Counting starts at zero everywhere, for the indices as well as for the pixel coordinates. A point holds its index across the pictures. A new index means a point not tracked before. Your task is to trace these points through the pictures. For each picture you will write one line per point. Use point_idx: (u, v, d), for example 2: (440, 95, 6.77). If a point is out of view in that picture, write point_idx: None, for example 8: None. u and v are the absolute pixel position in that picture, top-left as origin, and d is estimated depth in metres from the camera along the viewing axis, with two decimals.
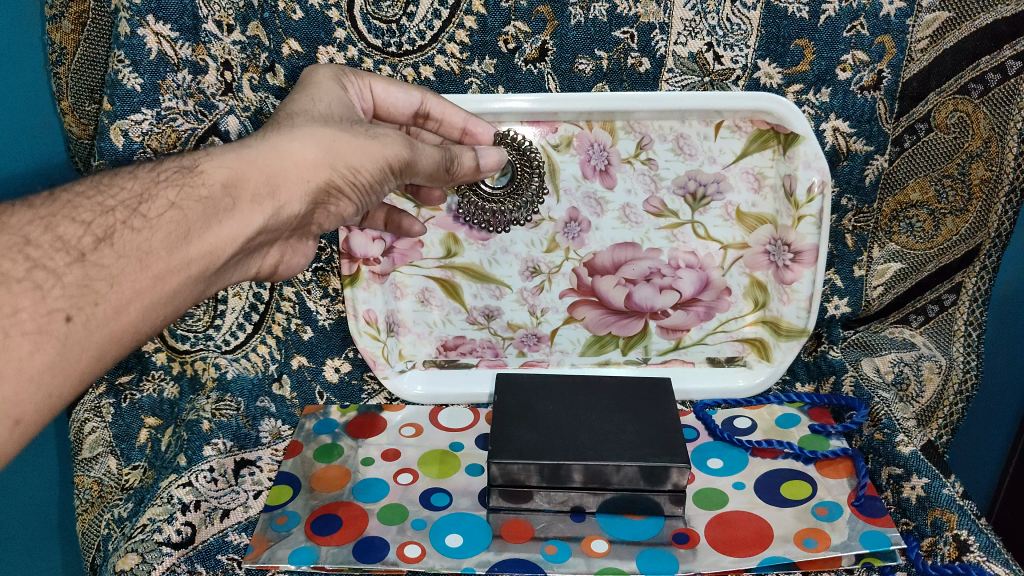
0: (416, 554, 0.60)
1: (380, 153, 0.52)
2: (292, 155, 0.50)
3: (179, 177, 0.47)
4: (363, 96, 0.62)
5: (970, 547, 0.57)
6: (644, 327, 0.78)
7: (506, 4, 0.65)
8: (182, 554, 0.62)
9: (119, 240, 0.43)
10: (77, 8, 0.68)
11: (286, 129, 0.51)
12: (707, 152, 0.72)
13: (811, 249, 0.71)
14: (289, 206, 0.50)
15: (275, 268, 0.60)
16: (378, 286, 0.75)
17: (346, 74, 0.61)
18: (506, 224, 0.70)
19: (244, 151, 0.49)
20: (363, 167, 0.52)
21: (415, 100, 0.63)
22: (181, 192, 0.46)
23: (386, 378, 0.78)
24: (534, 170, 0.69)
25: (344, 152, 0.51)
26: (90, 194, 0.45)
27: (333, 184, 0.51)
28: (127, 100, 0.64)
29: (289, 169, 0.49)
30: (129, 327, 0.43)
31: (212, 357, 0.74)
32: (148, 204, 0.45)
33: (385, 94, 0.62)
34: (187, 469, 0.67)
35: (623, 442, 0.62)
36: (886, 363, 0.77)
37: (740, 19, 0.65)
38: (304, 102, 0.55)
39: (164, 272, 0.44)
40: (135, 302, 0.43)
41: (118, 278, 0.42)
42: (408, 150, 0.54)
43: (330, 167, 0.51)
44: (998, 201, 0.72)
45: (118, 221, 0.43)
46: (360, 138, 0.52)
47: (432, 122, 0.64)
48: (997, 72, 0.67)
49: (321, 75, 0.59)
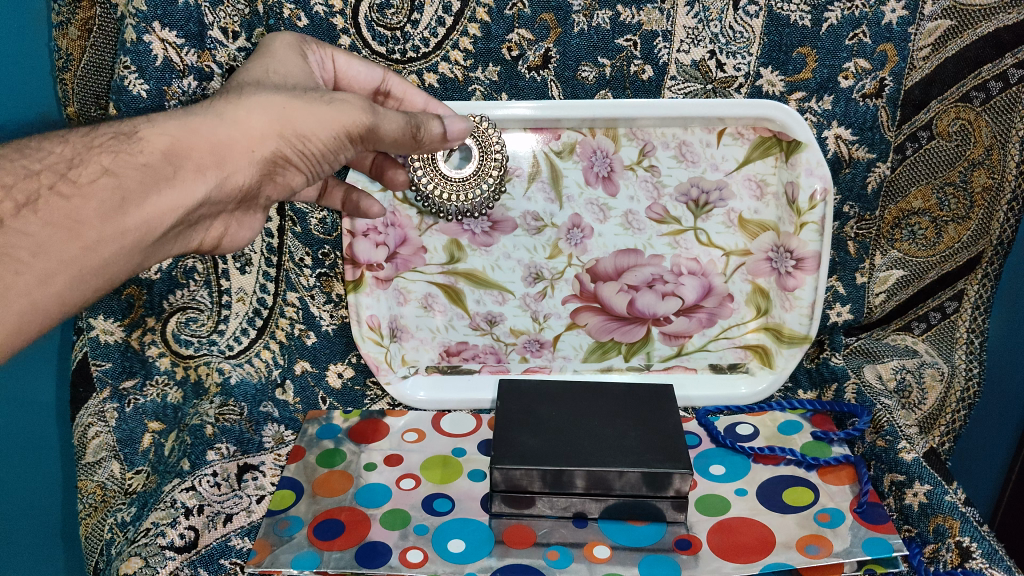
0: (418, 559, 0.60)
1: (335, 119, 0.49)
2: (242, 127, 0.47)
3: (114, 143, 0.45)
4: (324, 66, 0.60)
5: (972, 553, 0.58)
6: (646, 333, 0.78)
7: (510, 12, 0.65)
8: (185, 558, 0.62)
9: (45, 206, 0.42)
10: (84, 14, 0.69)
11: (235, 98, 0.48)
12: (710, 159, 0.72)
13: (813, 255, 0.71)
14: (234, 178, 0.48)
15: (219, 241, 0.57)
16: (381, 291, 0.76)
17: (308, 42, 0.58)
18: (454, 215, 0.70)
19: (186, 118, 0.47)
20: (314, 135, 0.49)
21: (376, 76, 0.62)
22: (116, 158, 0.44)
23: (388, 384, 0.77)
24: (494, 168, 0.69)
25: (296, 120, 0.49)
26: (14, 157, 0.44)
27: (281, 155, 0.49)
28: (133, 105, 0.65)
29: (236, 142, 0.47)
30: (55, 298, 0.42)
31: (214, 362, 0.76)
32: (79, 170, 0.43)
33: (346, 65, 0.61)
34: (190, 474, 0.68)
35: (625, 448, 0.62)
36: (888, 371, 0.76)
37: (742, 27, 0.66)
38: (257, 72, 0.53)
39: (98, 242, 0.43)
40: (60, 272, 0.42)
41: (43, 246, 0.41)
42: (368, 115, 0.51)
43: (279, 136, 0.48)
44: (999, 209, 0.72)
45: (45, 186, 0.42)
46: (314, 105, 0.49)
47: (392, 101, 0.63)
48: (999, 80, 0.67)
49: (279, 43, 0.57)
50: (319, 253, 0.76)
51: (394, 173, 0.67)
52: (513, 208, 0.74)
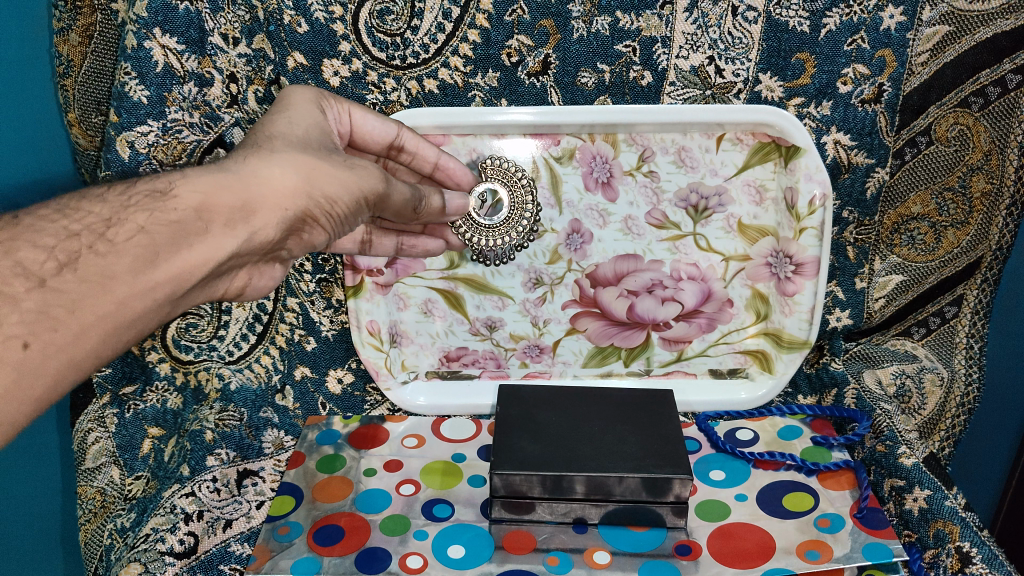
0: (418, 565, 0.60)
1: (356, 185, 0.51)
2: (271, 182, 0.48)
3: (149, 202, 0.45)
4: (340, 120, 0.60)
5: (973, 559, 0.58)
6: (645, 338, 0.78)
7: (509, 18, 0.65)
8: (184, 564, 0.63)
9: (83, 265, 0.41)
10: (84, 21, 0.68)
11: (266, 154, 0.49)
12: (709, 165, 0.72)
13: (813, 261, 0.71)
14: (264, 232, 0.48)
15: (241, 289, 0.57)
16: (381, 297, 0.75)
17: (326, 97, 0.59)
18: (494, 260, 0.72)
19: (218, 175, 0.46)
20: (340, 198, 0.50)
21: (391, 132, 0.63)
22: (150, 216, 0.44)
23: (388, 389, 0.78)
24: (527, 197, 0.71)
25: (322, 180, 0.49)
26: (54, 218, 0.43)
27: (309, 213, 0.49)
28: (133, 112, 0.65)
29: (265, 198, 0.47)
30: (91, 353, 0.41)
31: (215, 367, 0.75)
32: (116, 229, 0.43)
33: (362, 121, 0.61)
34: (190, 479, 0.68)
35: (625, 454, 0.62)
36: (888, 376, 0.77)
37: (740, 33, 0.65)
38: (281, 125, 0.53)
39: (129, 297, 0.42)
40: (96, 327, 0.41)
41: (79, 304, 0.40)
42: (383, 184, 0.54)
43: (306, 196, 0.49)
44: (998, 215, 0.72)
45: (83, 246, 0.41)
46: (338, 169, 0.51)
47: (404, 155, 0.64)
48: (998, 85, 0.67)
49: (299, 98, 0.57)
50: (319, 259, 0.74)
51: (446, 232, 0.71)
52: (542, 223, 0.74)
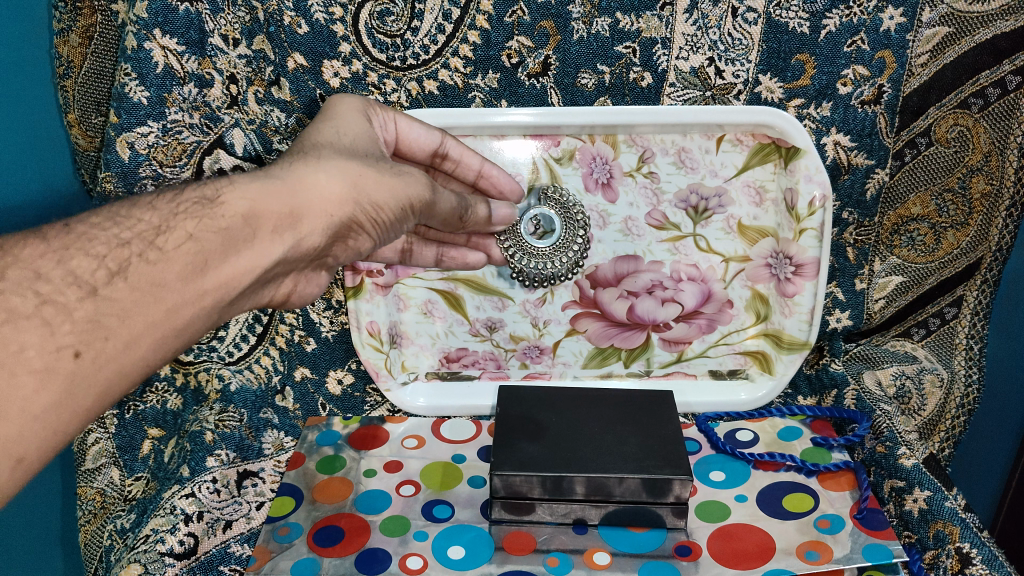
0: (418, 566, 0.60)
1: (403, 192, 0.53)
2: (318, 189, 0.49)
3: (198, 209, 0.45)
4: (386, 128, 0.60)
5: (972, 560, 0.59)
6: (645, 339, 0.79)
7: (509, 19, 0.65)
8: (183, 565, 0.63)
9: (133, 273, 0.41)
10: (84, 22, 0.68)
11: (314, 159, 0.50)
12: (709, 166, 0.72)
13: (813, 262, 0.71)
14: (310, 238, 0.48)
15: (286, 297, 0.57)
16: (382, 297, 0.75)
17: (372, 106, 0.60)
18: (540, 280, 0.73)
19: (268, 181, 0.47)
20: (385, 205, 0.52)
21: (436, 140, 0.63)
22: (199, 223, 0.44)
23: (388, 390, 0.78)
24: (579, 232, 0.72)
25: (369, 189, 0.51)
26: (106, 225, 0.43)
27: (355, 220, 0.51)
28: (133, 112, 0.65)
29: (313, 205, 0.48)
30: (140, 361, 0.42)
31: (215, 368, 0.75)
32: (165, 236, 0.43)
33: (408, 129, 0.61)
34: (189, 480, 0.68)
35: (625, 455, 0.62)
36: (888, 377, 0.77)
37: (740, 34, 0.65)
38: (328, 134, 0.55)
39: (178, 305, 0.43)
40: (145, 335, 0.41)
41: (129, 313, 0.41)
42: (430, 192, 0.55)
43: (354, 204, 0.50)
44: (998, 215, 0.72)
45: (133, 254, 0.42)
46: (384, 175, 0.52)
47: (449, 162, 0.65)
48: (998, 86, 0.67)
49: (345, 106, 0.59)
50: None
51: (489, 245, 0.72)
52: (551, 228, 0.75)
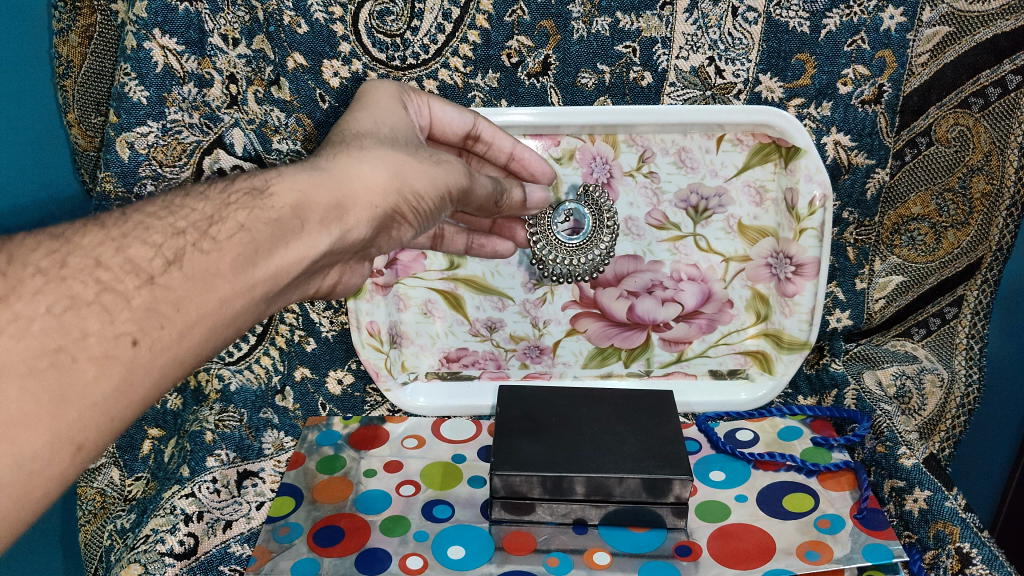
0: (418, 566, 0.60)
1: (442, 181, 0.52)
2: (361, 178, 0.47)
3: (249, 199, 0.43)
4: (420, 113, 0.62)
5: (973, 560, 0.58)
6: (645, 339, 0.78)
7: (509, 19, 0.65)
8: (183, 565, 0.63)
9: (188, 262, 0.40)
10: (84, 21, 0.68)
11: (357, 151, 0.49)
12: (709, 165, 0.72)
13: (813, 262, 0.71)
14: (355, 230, 0.47)
15: (332, 287, 0.56)
16: (382, 297, 0.75)
17: (407, 91, 0.61)
18: (563, 278, 0.72)
19: (315, 172, 0.46)
20: (426, 194, 0.51)
21: (468, 122, 0.64)
22: (250, 214, 0.43)
23: (388, 390, 0.78)
24: (607, 235, 0.72)
25: (411, 177, 0.50)
26: (161, 214, 0.42)
27: (399, 211, 0.49)
28: (133, 112, 0.65)
29: (358, 194, 0.47)
30: (193, 353, 0.40)
31: (215, 367, 0.75)
32: (219, 226, 0.42)
33: (441, 112, 0.62)
34: (189, 480, 0.68)
35: (626, 455, 0.62)
36: (888, 377, 0.77)
37: (740, 33, 0.65)
38: (366, 123, 0.54)
39: (231, 296, 0.41)
40: (199, 326, 0.40)
41: (185, 301, 0.39)
42: (467, 179, 0.55)
43: (397, 192, 0.49)
44: (998, 215, 0.72)
45: (188, 243, 0.41)
46: (424, 165, 0.51)
47: (481, 144, 0.66)
48: (998, 86, 0.67)
49: (381, 92, 0.59)
50: None
51: (514, 229, 0.72)
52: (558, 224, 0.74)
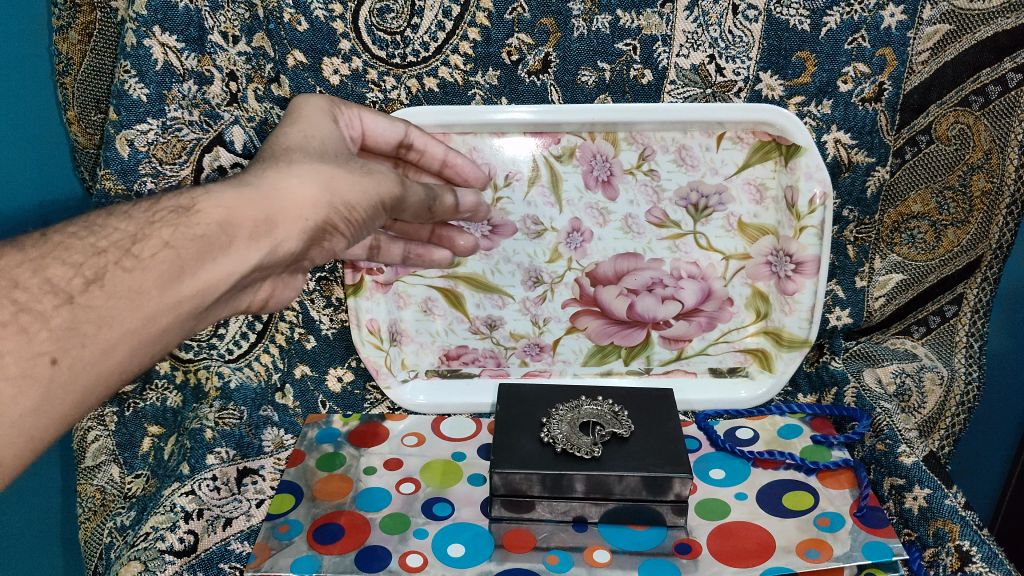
0: (418, 563, 0.60)
1: (374, 190, 0.51)
2: (289, 193, 0.48)
3: (175, 217, 0.45)
4: (352, 125, 0.60)
5: (972, 558, 0.58)
6: (645, 337, 0.78)
7: (509, 17, 0.65)
8: (184, 562, 0.62)
9: (110, 281, 0.42)
10: (84, 19, 0.68)
11: (284, 164, 0.49)
12: (709, 163, 0.72)
13: (813, 259, 0.71)
14: (286, 244, 0.49)
15: (265, 302, 0.59)
16: (381, 295, 0.75)
17: (337, 104, 0.59)
18: (604, 317, 0.78)
19: (244, 188, 0.47)
20: (358, 204, 0.51)
21: (400, 131, 0.62)
22: (176, 231, 0.44)
23: (388, 387, 0.78)
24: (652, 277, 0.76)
25: (342, 188, 0.50)
26: (82, 234, 0.44)
27: (330, 223, 0.50)
28: (132, 109, 0.65)
29: (287, 209, 0.48)
30: (116, 368, 0.42)
31: (214, 365, 0.75)
32: (142, 244, 0.43)
33: (372, 124, 0.61)
34: (189, 478, 0.68)
35: (627, 452, 0.62)
36: (888, 375, 0.77)
37: (741, 31, 0.65)
38: (295, 138, 0.53)
39: (157, 312, 0.43)
40: (122, 344, 0.42)
41: (107, 319, 0.41)
42: (400, 186, 0.53)
43: (328, 205, 0.49)
44: (998, 213, 0.72)
45: (110, 262, 0.42)
46: (355, 174, 0.51)
47: (414, 153, 0.64)
48: (998, 84, 0.67)
49: (311, 107, 0.57)
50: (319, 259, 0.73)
51: (454, 238, 0.68)
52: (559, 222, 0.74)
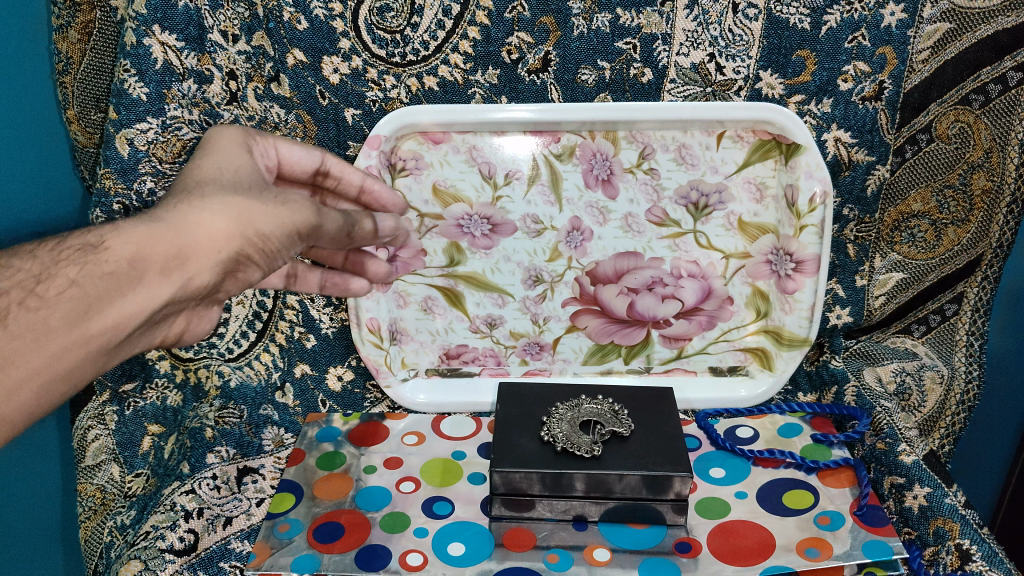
0: (418, 562, 0.60)
1: (292, 220, 0.44)
2: (200, 225, 0.41)
3: (81, 254, 0.39)
4: (264, 154, 0.54)
5: (972, 557, 0.58)
6: (645, 336, 0.78)
7: (509, 15, 0.65)
8: (184, 561, 0.62)
9: (12, 321, 0.37)
10: (84, 18, 0.68)
11: (195, 197, 0.43)
12: (709, 162, 0.72)
13: (813, 258, 0.71)
14: (199, 279, 0.42)
15: (179, 336, 0.51)
16: (382, 295, 0.75)
17: (249, 134, 0.53)
18: (603, 317, 0.77)
19: (154, 222, 0.41)
20: (274, 235, 0.43)
21: (317, 159, 0.56)
22: (83, 269, 0.39)
23: (388, 386, 0.77)
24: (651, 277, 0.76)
25: (255, 219, 0.43)
26: None
27: (244, 255, 0.43)
28: (132, 108, 0.64)
29: (197, 242, 0.41)
30: (24, 409, 0.39)
31: (215, 365, 0.75)
32: (47, 283, 0.38)
33: (286, 152, 0.55)
34: (190, 477, 0.69)
35: (626, 451, 0.62)
36: (888, 374, 0.77)
37: (741, 30, 0.65)
38: (206, 170, 0.47)
39: (64, 350, 0.39)
40: (28, 384, 0.38)
41: (13, 357, 0.37)
42: (316, 215, 0.46)
43: (241, 237, 0.42)
44: (999, 212, 0.72)
45: (12, 300, 0.38)
46: (270, 205, 0.44)
47: (332, 182, 0.58)
48: (998, 83, 0.67)
49: (222, 138, 0.52)
50: None
51: (368, 264, 0.62)
52: (559, 220, 0.74)
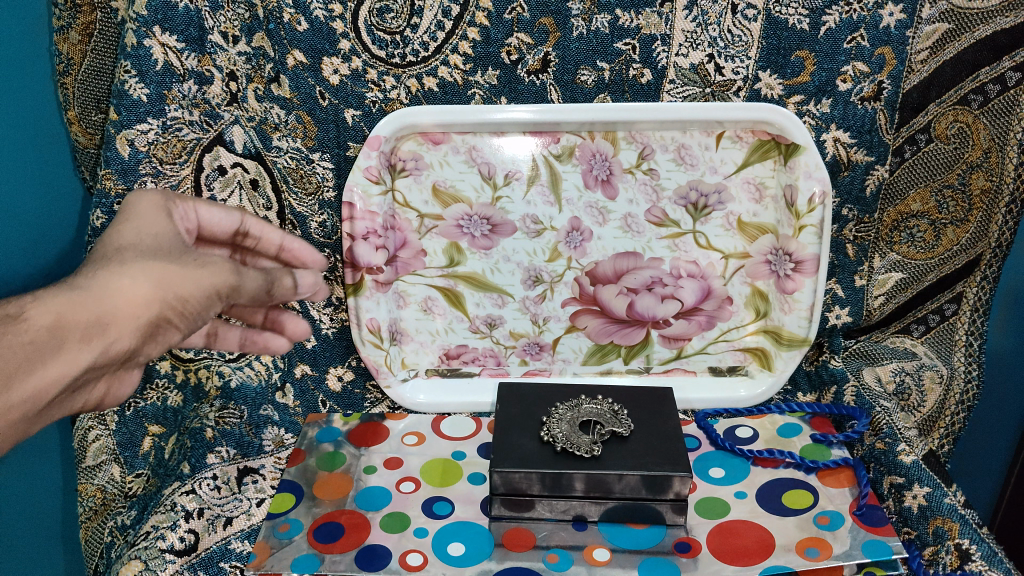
0: (418, 562, 0.60)
1: (211, 282, 0.48)
2: (120, 292, 0.44)
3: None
4: (186, 218, 0.56)
5: (972, 556, 0.58)
6: (645, 336, 0.78)
7: (509, 16, 0.65)
8: (185, 561, 0.62)
9: None
10: (84, 19, 0.69)
11: (114, 265, 0.46)
12: (708, 162, 0.72)
13: (812, 258, 0.71)
14: (119, 344, 0.45)
15: (100, 399, 0.55)
16: (381, 295, 0.74)
17: (169, 198, 0.55)
18: (602, 317, 0.78)
19: (70, 291, 0.44)
20: (193, 296, 0.47)
21: (236, 221, 0.59)
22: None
23: (388, 387, 0.77)
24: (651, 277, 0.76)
25: (176, 283, 0.46)
26: None
27: (164, 318, 0.46)
28: (133, 109, 0.65)
29: (116, 311, 0.44)
30: None
31: (215, 365, 0.74)
32: None
33: (205, 216, 0.57)
34: (190, 477, 0.68)
35: (626, 451, 0.62)
36: (888, 373, 0.77)
37: (740, 30, 0.65)
38: (128, 236, 0.50)
39: None
40: None
41: None
42: (236, 276, 0.49)
43: (160, 302, 0.46)
44: (998, 211, 0.72)
45: None
46: (187, 267, 0.47)
47: (250, 241, 0.61)
48: (997, 82, 0.67)
49: (140, 204, 0.53)
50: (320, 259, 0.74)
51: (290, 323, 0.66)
52: (559, 220, 0.74)
